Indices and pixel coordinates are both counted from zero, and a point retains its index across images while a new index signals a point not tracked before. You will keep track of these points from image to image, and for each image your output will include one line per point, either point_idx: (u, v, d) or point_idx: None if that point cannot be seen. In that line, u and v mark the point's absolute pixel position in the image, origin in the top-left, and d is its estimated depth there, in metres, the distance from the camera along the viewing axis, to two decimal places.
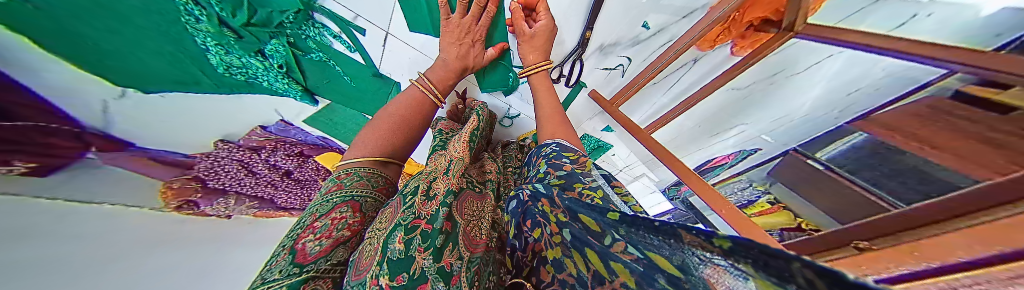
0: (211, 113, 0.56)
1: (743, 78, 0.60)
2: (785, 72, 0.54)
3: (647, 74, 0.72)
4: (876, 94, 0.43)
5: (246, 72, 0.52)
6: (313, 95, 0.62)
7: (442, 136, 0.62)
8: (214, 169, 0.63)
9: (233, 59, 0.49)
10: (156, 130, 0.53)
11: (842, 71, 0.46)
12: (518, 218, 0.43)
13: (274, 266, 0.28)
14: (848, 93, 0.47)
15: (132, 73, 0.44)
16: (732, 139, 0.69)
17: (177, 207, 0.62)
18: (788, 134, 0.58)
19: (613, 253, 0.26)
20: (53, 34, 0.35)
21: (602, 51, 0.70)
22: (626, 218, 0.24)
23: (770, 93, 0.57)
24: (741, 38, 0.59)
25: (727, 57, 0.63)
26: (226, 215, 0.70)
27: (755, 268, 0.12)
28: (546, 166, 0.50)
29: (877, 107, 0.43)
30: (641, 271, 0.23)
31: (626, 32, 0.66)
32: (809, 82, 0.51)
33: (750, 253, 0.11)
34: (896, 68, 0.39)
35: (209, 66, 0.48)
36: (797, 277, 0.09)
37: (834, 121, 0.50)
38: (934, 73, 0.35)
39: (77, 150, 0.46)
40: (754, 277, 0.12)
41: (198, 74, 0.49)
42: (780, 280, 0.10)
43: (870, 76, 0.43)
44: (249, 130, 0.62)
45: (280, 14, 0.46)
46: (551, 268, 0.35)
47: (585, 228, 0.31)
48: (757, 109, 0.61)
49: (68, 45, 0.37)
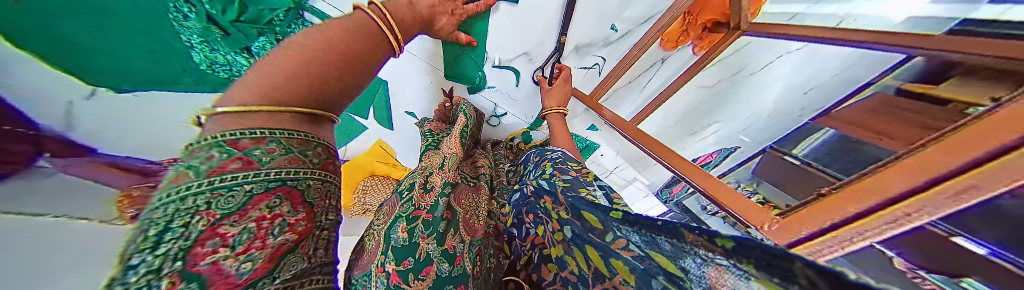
0: None
1: (709, 75, 0.68)
2: (744, 71, 0.62)
3: (621, 67, 0.79)
4: (825, 90, 0.47)
5: (229, 70, 0.51)
6: None
7: (432, 137, 0.60)
8: None
9: (218, 56, 0.48)
10: None
11: (796, 70, 0.53)
12: (519, 209, 0.44)
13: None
14: (805, 92, 0.51)
15: (115, 71, 0.39)
16: (709, 138, 0.68)
17: None
18: (759, 134, 0.57)
19: (613, 250, 0.25)
20: (38, 31, 0.31)
21: (578, 51, 0.77)
22: (628, 217, 0.23)
23: (737, 91, 0.63)
24: (700, 39, 0.71)
25: (688, 57, 0.74)
26: None
27: (756, 266, 0.10)
28: (552, 169, 0.48)
29: (833, 105, 0.45)
30: (641, 269, 0.21)
31: (598, 33, 0.75)
32: (768, 81, 0.57)
33: (752, 252, 0.10)
34: (849, 65, 0.44)
35: (194, 63, 0.46)
36: (801, 279, 0.07)
37: (798, 120, 0.50)
38: (894, 58, 0.38)
39: None
40: (754, 278, 0.10)
41: (180, 72, 0.45)
42: (784, 281, 0.08)
43: (823, 77, 0.48)
44: None
45: (271, 12, 0.52)
46: (552, 265, 0.34)
47: (586, 225, 0.30)
48: (728, 108, 0.65)
49: (54, 44, 0.32)
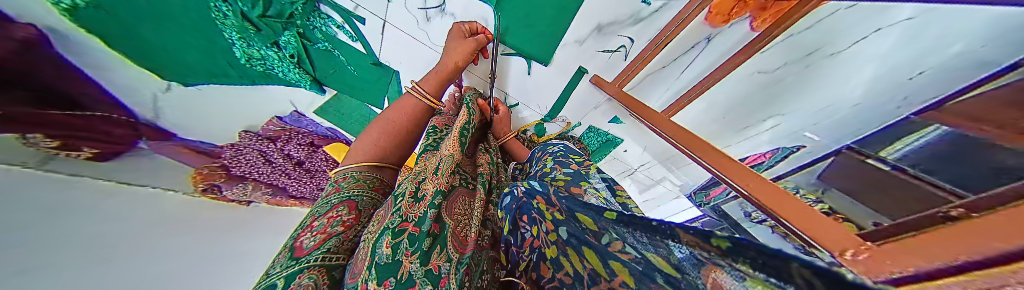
0: (246, 103, 0.62)
1: (768, 60, 0.50)
2: (822, 52, 0.43)
3: (646, 55, 0.62)
4: (941, 78, 0.34)
5: (264, 64, 0.56)
6: (321, 84, 0.66)
7: (435, 135, 0.56)
8: (236, 158, 0.69)
9: (254, 51, 0.53)
10: (189, 118, 0.58)
11: (895, 49, 0.37)
12: (513, 214, 0.37)
13: (275, 263, 0.29)
14: (906, 80, 0.37)
15: (172, 65, 0.49)
16: (767, 134, 0.60)
17: (202, 190, 0.72)
18: (835, 128, 0.49)
19: (611, 252, 0.24)
20: (112, 33, 0.41)
21: (601, 32, 0.60)
22: (622, 218, 0.20)
23: (807, 78, 0.47)
24: (762, 10, 0.46)
25: (744, 34, 0.50)
26: (245, 202, 0.81)
27: (753, 267, 0.11)
28: (552, 162, 0.47)
29: (954, 93, 0.34)
30: (641, 271, 0.22)
31: (625, 6, 0.55)
32: (860, 60, 0.40)
33: (748, 253, 0.11)
34: (969, 50, 0.31)
35: (235, 59, 0.53)
36: (796, 278, 0.09)
37: (897, 112, 0.40)
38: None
39: (131, 138, 0.54)
40: (750, 274, 0.11)
41: (224, 66, 0.53)
42: (780, 280, 0.10)
43: (935, 57, 0.34)
44: (266, 121, 0.66)
45: (291, 5, 0.48)
46: (549, 264, 0.32)
47: (582, 227, 0.28)
48: (794, 97, 0.51)
49: (124, 42, 0.43)
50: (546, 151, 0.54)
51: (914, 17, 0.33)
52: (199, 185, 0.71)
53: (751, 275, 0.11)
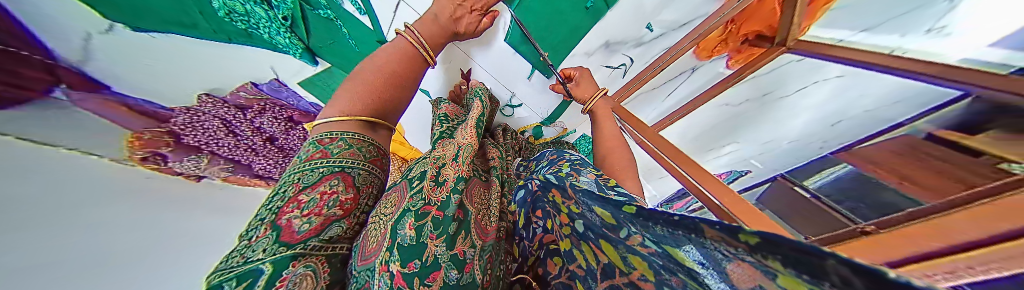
0: (209, 59, 0.51)
1: (736, 92, 0.58)
2: (775, 93, 0.52)
3: (652, 70, 0.67)
4: (859, 128, 0.42)
5: (246, 20, 0.48)
6: (315, 55, 0.59)
7: (447, 124, 0.55)
8: (192, 125, 0.57)
9: (238, 4, 0.46)
10: (136, 71, 0.47)
11: (827, 101, 0.46)
12: (528, 207, 0.40)
13: (251, 245, 0.23)
14: (831, 125, 0.46)
15: (128, 4, 0.40)
16: (724, 158, 0.65)
17: (142, 160, 0.56)
18: (776, 160, 0.54)
19: (630, 246, 0.22)
20: None
21: (608, 48, 0.66)
22: (642, 211, 0.18)
23: (762, 114, 0.55)
24: (737, 52, 0.56)
25: (720, 70, 0.60)
26: (195, 178, 0.63)
27: (783, 264, 0.09)
28: (569, 167, 0.41)
29: (860, 140, 0.42)
30: (659, 264, 0.20)
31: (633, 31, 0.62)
32: (802, 106, 0.49)
33: (776, 249, 0.09)
34: (883, 104, 0.39)
35: (211, 8, 0.45)
36: (832, 275, 0.07)
37: (818, 151, 0.48)
38: (946, 95, 0.33)
39: (45, 83, 0.41)
40: (777, 271, 0.09)
41: (196, 15, 0.44)
42: (815, 279, 0.08)
43: (852, 110, 0.43)
44: (238, 85, 0.57)
45: None
46: (558, 260, 0.33)
47: (599, 220, 0.25)
48: (748, 129, 0.58)
49: None
50: (560, 157, 0.48)
51: (847, 73, 0.42)
52: (138, 153, 0.55)
53: (780, 272, 0.09)
